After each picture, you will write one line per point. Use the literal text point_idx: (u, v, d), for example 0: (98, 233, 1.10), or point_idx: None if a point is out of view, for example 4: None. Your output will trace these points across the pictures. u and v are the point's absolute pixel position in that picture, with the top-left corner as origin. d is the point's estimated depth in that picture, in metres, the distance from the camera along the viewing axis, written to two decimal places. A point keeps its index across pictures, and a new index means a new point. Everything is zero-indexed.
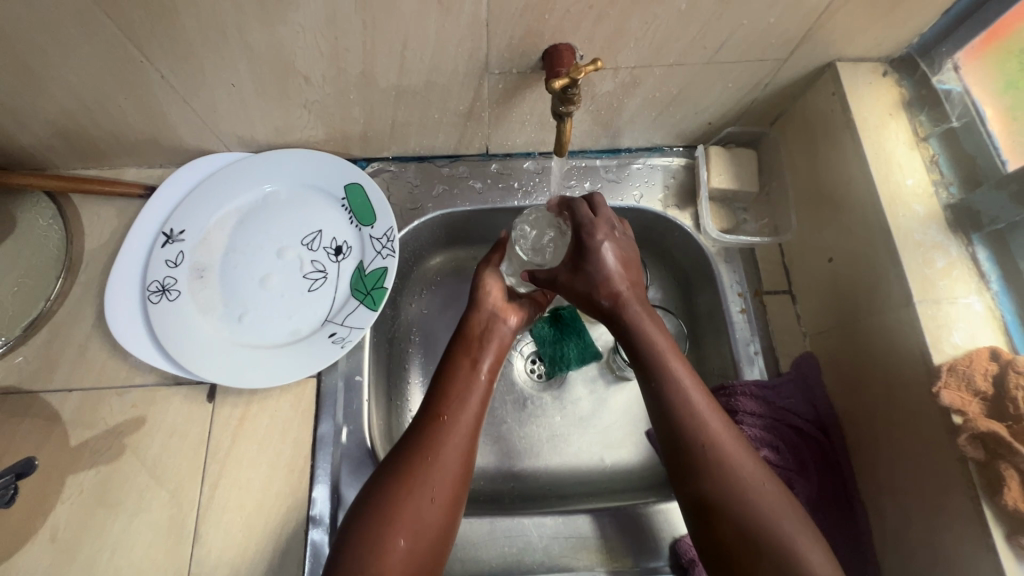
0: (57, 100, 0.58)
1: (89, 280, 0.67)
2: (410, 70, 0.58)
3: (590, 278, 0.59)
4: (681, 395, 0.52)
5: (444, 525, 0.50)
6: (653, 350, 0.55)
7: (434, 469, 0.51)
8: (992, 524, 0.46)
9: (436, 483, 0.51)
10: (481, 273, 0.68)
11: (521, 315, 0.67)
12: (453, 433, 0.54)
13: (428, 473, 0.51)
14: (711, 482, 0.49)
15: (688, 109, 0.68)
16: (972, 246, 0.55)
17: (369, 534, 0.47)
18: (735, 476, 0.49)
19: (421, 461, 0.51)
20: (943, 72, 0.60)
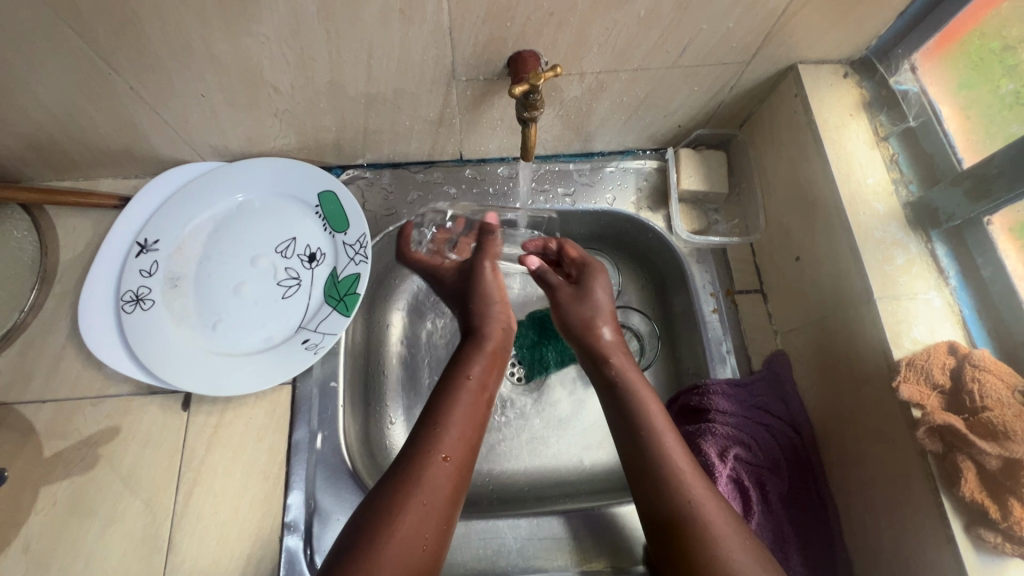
0: (27, 113, 0.58)
1: (64, 291, 0.68)
2: (378, 78, 0.59)
3: (587, 309, 0.66)
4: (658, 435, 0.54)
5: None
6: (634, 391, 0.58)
7: (427, 517, 0.49)
8: (952, 516, 0.46)
9: (429, 533, 0.48)
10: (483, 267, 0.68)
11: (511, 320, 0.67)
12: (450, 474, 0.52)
13: (423, 519, 0.48)
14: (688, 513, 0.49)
15: (657, 112, 0.69)
16: (931, 243, 0.56)
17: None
18: (719, 518, 0.49)
19: (417, 506, 0.49)
20: (901, 73, 0.61)
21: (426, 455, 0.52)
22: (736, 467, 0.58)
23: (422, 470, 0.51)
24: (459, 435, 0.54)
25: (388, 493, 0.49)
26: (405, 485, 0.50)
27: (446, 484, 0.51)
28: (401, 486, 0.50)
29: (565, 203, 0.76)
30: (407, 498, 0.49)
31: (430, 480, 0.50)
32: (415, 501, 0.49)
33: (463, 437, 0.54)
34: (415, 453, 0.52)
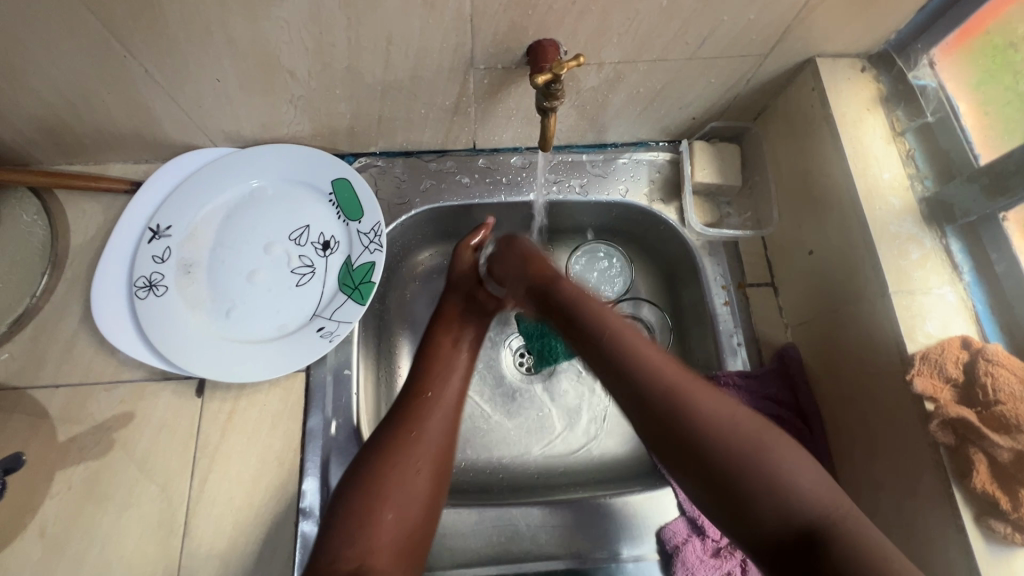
0: (40, 96, 0.58)
1: (75, 275, 0.67)
2: (396, 65, 0.58)
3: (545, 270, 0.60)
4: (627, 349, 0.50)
5: (428, 512, 0.52)
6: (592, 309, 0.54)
7: (418, 451, 0.54)
8: (963, 507, 0.47)
9: (422, 465, 0.53)
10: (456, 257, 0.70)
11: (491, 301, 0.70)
12: (438, 413, 0.57)
13: (414, 451, 0.53)
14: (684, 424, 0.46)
15: (672, 104, 0.69)
16: (945, 238, 0.57)
17: (359, 510, 0.49)
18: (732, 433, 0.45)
19: (408, 439, 0.54)
20: (919, 68, 0.61)
21: (411, 395, 0.58)
22: None
23: (411, 409, 0.57)
24: (442, 380, 0.60)
25: (384, 432, 0.55)
26: (395, 425, 0.55)
27: (436, 421, 0.56)
28: (394, 423, 0.55)
29: (578, 194, 0.75)
30: (399, 435, 0.54)
31: (421, 417, 0.56)
32: (408, 436, 0.54)
33: (445, 381, 0.60)
34: (405, 397, 0.58)
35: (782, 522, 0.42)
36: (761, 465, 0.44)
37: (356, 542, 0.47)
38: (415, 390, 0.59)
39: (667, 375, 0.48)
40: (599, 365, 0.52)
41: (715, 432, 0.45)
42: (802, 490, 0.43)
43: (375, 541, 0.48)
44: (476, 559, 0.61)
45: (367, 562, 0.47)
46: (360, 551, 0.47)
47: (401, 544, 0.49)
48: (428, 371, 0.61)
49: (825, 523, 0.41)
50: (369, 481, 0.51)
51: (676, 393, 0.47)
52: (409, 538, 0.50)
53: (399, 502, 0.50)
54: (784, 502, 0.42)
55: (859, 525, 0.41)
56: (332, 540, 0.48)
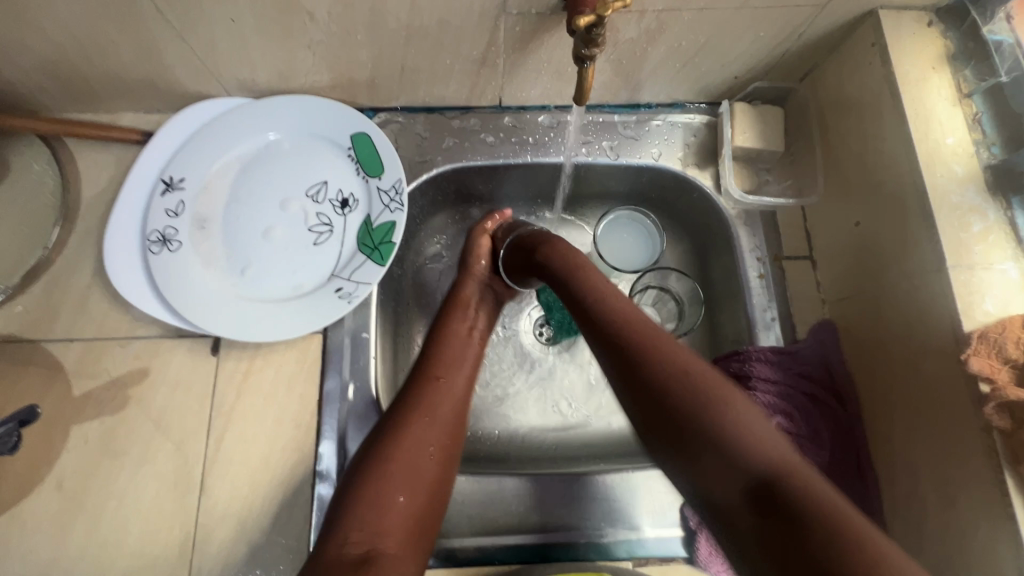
0: (47, 35, 0.54)
1: (86, 228, 0.65)
2: (422, 7, 0.54)
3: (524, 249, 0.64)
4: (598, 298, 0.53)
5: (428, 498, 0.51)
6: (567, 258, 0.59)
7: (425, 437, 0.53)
8: (1014, 494, 0.44)
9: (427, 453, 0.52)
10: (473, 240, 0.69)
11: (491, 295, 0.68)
12: (448, 398, 0.56)
13: (425, 433, 0.53)
14: (652, 369, 0.47)
15: (715, 61, 0.64)
16: (1011, 210, 0.52)
17: (370, 493, 0.48)
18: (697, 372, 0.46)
19: (418, 426, 0.53)
20: (994, 21, 0.55)
21: (422, 380, 0.57)
22: None
23: (422, 396, 0.55)
24: (453, 368, 0.59)
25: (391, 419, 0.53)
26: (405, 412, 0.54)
27: (446, 403, 0.56)
28: (403, 409, 0.54)
29: (608, 156, 0.71)
30: (408, 421, 0.53)
31: (432, 402, 0.55)
32: (416, 422, 0.53)
33: (455, 370, 0.59)
34: (413, 382, 0.57)
35: (733, 484, 0.40)
36: (716, 413, 0.43)
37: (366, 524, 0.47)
38: (423, 377, 0.57)
39: (666, 355, 0.47)
40: (586, 318, 0.53)
41: (693, 396, 0.44)
42: (765, 443, 0.40)
43: (385, 523, 0.48)
44: (494, 528, 0.60)
45: (379, 544, 0.47)
46: (372, 532, 0.47)
47: (412, 528, 0.49)
48: (435, 360, 0.59)
49: (769, 475, 0.38)
50: (378, 466, 0.50)
51: (687, 388, 0.45)
52: (423, 520, 0.50)
53: (410, 485, 0.50)
54: (743, 448, 0.40)
55: (802, 481, 0.38)
56: (344, 522, 0.47)
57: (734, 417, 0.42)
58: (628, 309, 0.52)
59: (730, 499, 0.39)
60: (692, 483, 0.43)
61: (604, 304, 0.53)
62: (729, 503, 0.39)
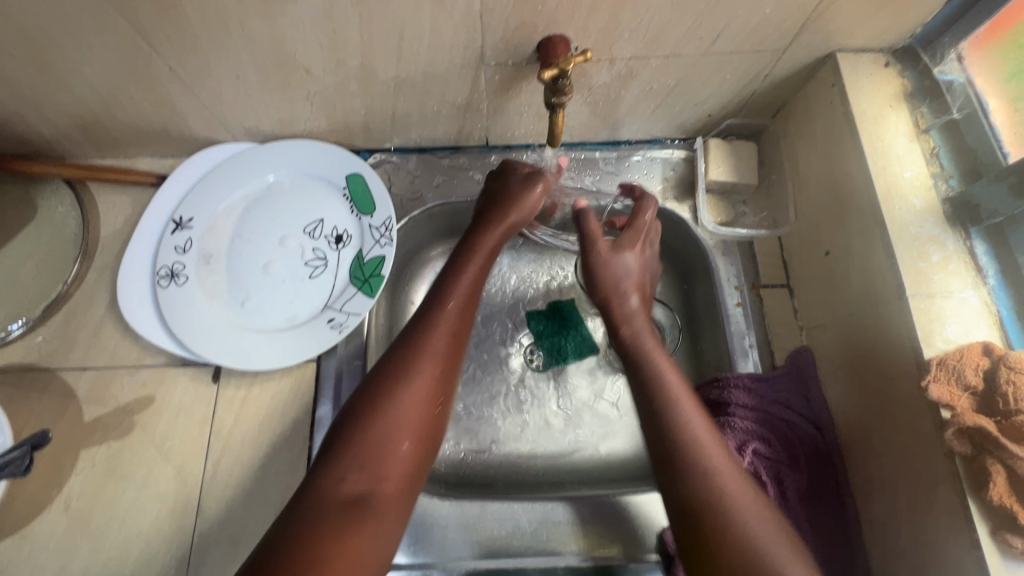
0: (74, 92, 0.61)
1: (104, 264, 0.70)
2: (408, 62, 0.59)
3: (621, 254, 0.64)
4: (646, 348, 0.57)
5: (426, 446, 0.50)
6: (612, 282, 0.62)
7: (430, 385, 0.51)
8: (978, 520, 0.46)
9: (434, 398, 0.51)
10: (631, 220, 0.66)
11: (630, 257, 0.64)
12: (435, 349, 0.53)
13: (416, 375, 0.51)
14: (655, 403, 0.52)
15: (687, 102, 0.68)
16: (970, 240, 0.55)
17: (371, 444, 0.47)
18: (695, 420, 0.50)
19: (425, 372, 0.51)
20: (946, 63, 0.59)
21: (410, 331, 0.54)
22: (754, 462, 0.58)
23: (427, 338, 0.53)
24: (455, 315, 0.56)
25: (396, 364, 0.51)
26: (411, 354, 0.52)
27: (441, 358, 0.53)
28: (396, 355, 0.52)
29: (591, 192, 0.75)
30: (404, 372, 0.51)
31: (430, 353, 0.52)
32: (418, 371, 0.51)
33: (462, 313, 0.56)
34: (413, 333, 0.54)
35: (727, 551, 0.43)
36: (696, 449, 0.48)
37: (366, 467, 0.46)
38: (435, 321, 0.55)
39: (708, 462, 0.48)
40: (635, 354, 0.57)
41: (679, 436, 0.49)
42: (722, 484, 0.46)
43: (384, 469, 0.47)
44: (476, 551, 0.62)
45: (377, 486, 0.46)
46: (371, 475, 0.46)
47: (411, 475, 0.48)
48: (445, 300, 0.56)
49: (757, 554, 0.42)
50: (374, 406, 0.49)
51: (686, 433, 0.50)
52: (420, 466, 0.49)
53: (415, 432, 0.49)
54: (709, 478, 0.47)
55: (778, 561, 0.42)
56: (340, 462, 0.46)
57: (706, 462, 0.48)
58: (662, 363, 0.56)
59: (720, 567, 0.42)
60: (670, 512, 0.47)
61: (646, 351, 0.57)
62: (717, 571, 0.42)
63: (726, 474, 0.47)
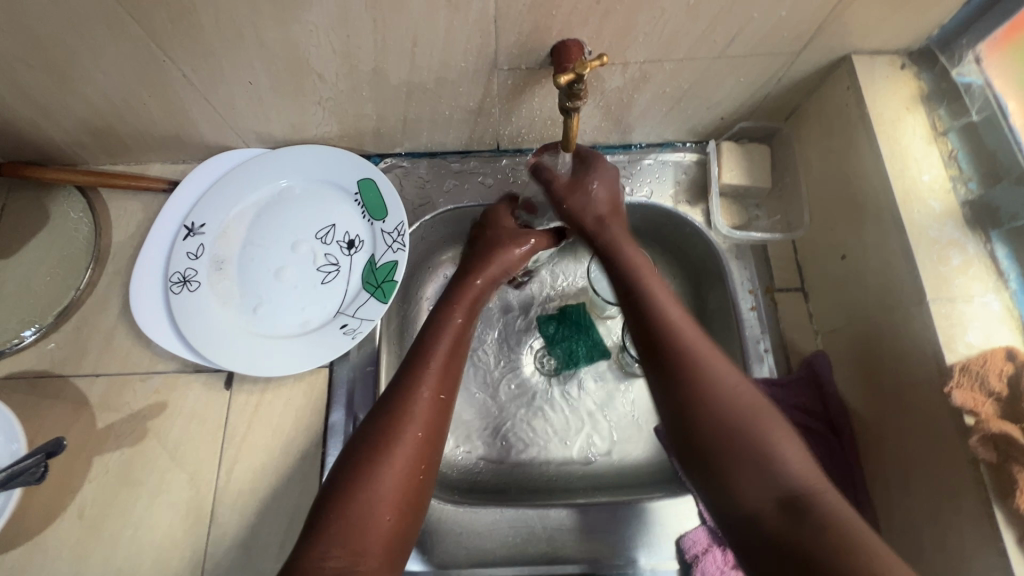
0: (87, 99, 0.61)
1: (116, 270, 0.70)
2: (421, 67, 0.59)
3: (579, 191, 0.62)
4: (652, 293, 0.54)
5: (409, 514, 0.49)
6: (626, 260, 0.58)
7: (410, 453, 0.50)
8: (1004, 528, 0.45)
9: (415, 465, 0.50)
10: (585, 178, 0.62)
11: (599, 187, 0.62)
12: (418, 415, 0.52)
13: (400, 442, 0.50)
14: (692, 380, 0.48)
15: (700, 105, 0.68)
16: (990, 243, 0.54)
17: (350, 519, 0.46)
18: (731, 388, 0.47)
19: (408, 439, 0.50)
20: (964, 65, 0.58)
21: (394, 393, 0.53)
22: None
23: (411, 401, 0.52)
24: (439, 377, 0.55)
25: (380, 428, 0.51)
26: (397, 418, 0.51)
27: (425, 421, 0.52)
28: (380, 421, 0.51)
29: None
30: (388, 437, 0.50)
31: (414, 417, 0.52)
32: (401, 439, 0.50)
33: (444, 375, 0.55)
34: (397, 394, 0.53)
35: (771, 497, 0.43)
36: (755, 433, 0.45)
37: (347, 541, 0.45)
38: (416, 384, 0.54)
39: (749, 419, 0.46)
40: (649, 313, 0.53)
41: (733, 421, 0.46)
42: (787, 468, 0.44)
43: (365, 543, 0.46)
44: (491, 559, 0.61)
45: (357, 563, 0.45)
46: (351, 551, 0.45)
47: (391, 548, 0.47)
48: (429, 361, 0.55)
49: (806, 498, 0.42)
50: (357, 477, 0.48)
51: (733, 414, 0.46)
52: (402, 538, 0.48)
53: (395, 503, 0.48)
54: (773, 471, 0.44)
55: (832, 503, 0.42)
56: (321, 537, 0.45)
57: (768, 444, 0.45)
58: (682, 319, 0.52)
59: (765, 513, 0.43)
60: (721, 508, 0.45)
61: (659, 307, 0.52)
62: (762, 515, 0.43)
63: (794, 458, 0.45)
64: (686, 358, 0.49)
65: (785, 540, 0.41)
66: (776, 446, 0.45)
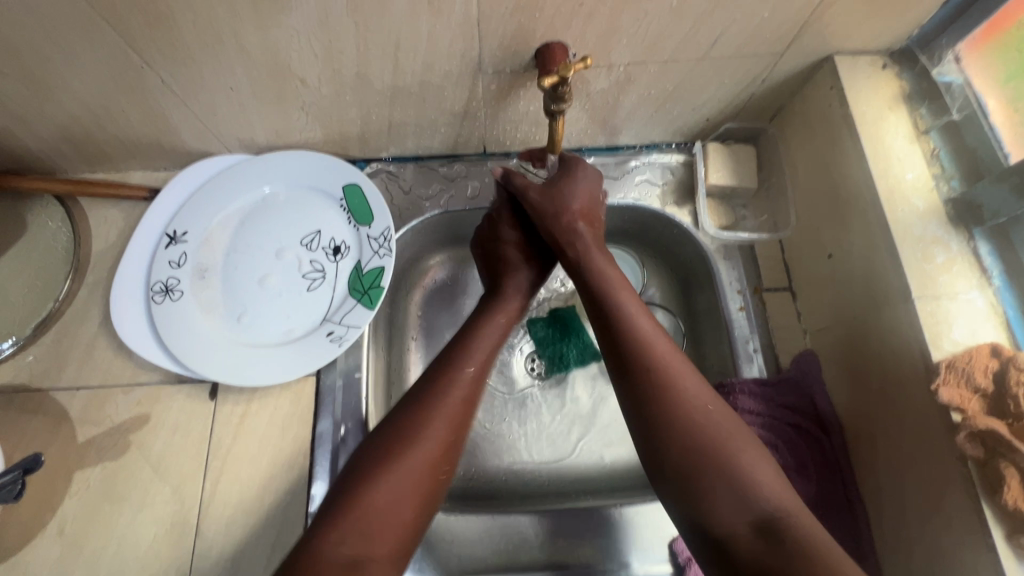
0: (63, 106, 0.59)
1: (96, 280, 0.69)
2: (405, 71, 0.58)
3: (561, 201, 0.62)
4: (623, 312, 0.55)
5: (425, 509, 0.49)
6: (603, 280, 0.58)
7: (437, 448, 0.50)
8: (992, 525, 0.45)
9: (440, 461, 0.50)
10: (566, 183, 0.63)
11: (578, 193, 0.62)
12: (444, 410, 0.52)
13: (425, 439, 0.50)
14: (655, 405, 0.49)
15: (685, 106, 0.68)
16: (973, 241, 0.55)
17: (370, 507, 0.46)
18: (700, 409, 0.49)
19: (433, 437, 0.51)
20: (943, 64, 0.59)
21: (429, 386, 0.54)
22: None
23: (439, 401, 0.53)
24: (472, 378, 0.55)
25: (409, 422, 0.51)
26: (427, 412, 0.52)
27: (454, 416, 0.52)
28: (410, 416, 0.51)
29: None
30: (416, 431, 0.50)
31: (443, 411, 0.52)
32: (425, 435, 0.50)
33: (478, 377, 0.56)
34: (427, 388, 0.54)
35: (742, 518, 0.44)
36: (723, 453, 0.46)
37: (365, 528, 0.45)
38: (449, 382, 0.54)
39: (722, 438, 0.47)
40: (620, 335, 0.54)
41: (703, 442, 0.47)
42: (759, 490, 0.44)
43: (381, 531, 0.46)
44: (484, 566, 0.61)
45: (369, 550, 0.45)
46: (365, 538, 0.45)
47: (403, 541, 0.47)
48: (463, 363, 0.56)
49: (777, 516, 0.43)
50: (379, 468, 0.48)
51: (704, 434, 0.47)
52: (415, 532, 0.48)
53: (415, 496, 0.48)
54: (747, 493, 0.44)
55: (808, 528, 0.42)
56: (337, 525, 0.45)
57: (738, 466, 0.46)
58: (650, 337, 0.53)
59: (737, 534, 0.43)
60: (694, 532, 0.46)
61: (632, 328, 0.54)
62: (735, 537, 0.43)
63: (767, 481, 0.45)
64: (655, 378, 0.50)
65: (759, 561, 0.41)
66: (748, 466, 0.46)
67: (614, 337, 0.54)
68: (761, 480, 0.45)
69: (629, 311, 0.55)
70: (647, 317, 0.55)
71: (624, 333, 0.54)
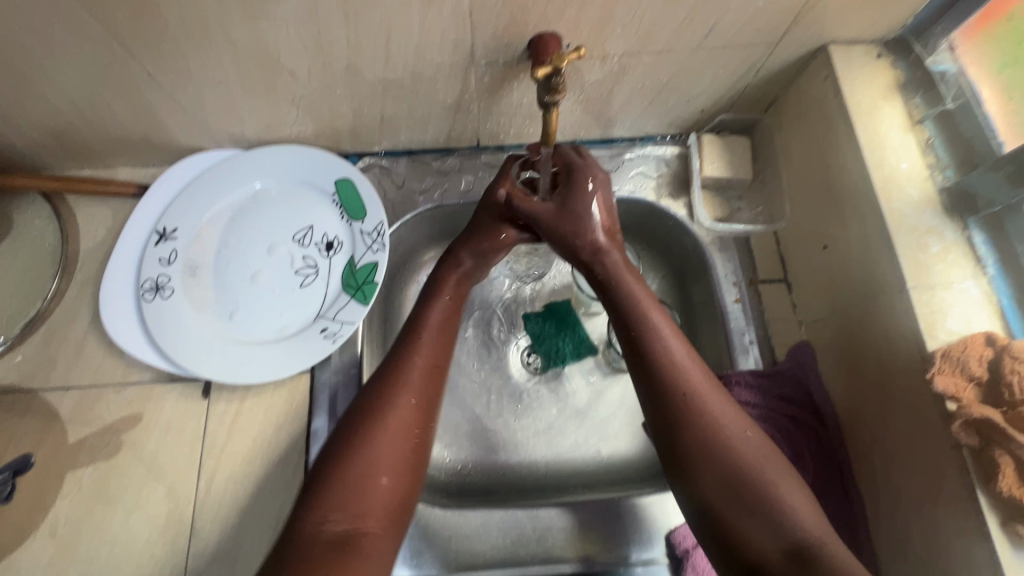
0: (47, 101, 0.58)
1: (85, 278, 0.68)
2: (396, 63, 0.58)
3: (578, 218, 0.60)
4: (650, 333, 0.53)
5: (408, 484, 0.49)
6: (631, 300, 0.56)
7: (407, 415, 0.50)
8: (987, 512, 0.45)
9: (411, 427, 0.50)
10: (583, 197, 0.60)
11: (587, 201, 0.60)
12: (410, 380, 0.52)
13: (395, 410, 0.50)
14: (687, 432, 0.48)
15: (680, 97, 0.67)
16: (968, 230, 0.55)
17: (349, 479, 0.46)
18: (734, 434, 0.48)
19: (402, 407, 0.50)
20: (938, 53, 0.59)
21: (393, 358, 0.54)
22: None
23: (403, 372, 0.52)
24: (434, 345, 0.55)
25: (374, 396, 0.51)
26: (391, 382, 0.51)
27: (422, 385, 0.52)
28: (376, 389, 0.51)
29: None
30: (385, 403, 0.50)
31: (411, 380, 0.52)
32: (394, 405, 0.50)
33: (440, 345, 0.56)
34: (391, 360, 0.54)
35: (773, 543, 0.43)
36: (754, 478, 0.46)
37: (348, 501, 0.45)
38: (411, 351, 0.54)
39: (754, 463, 0.46)
40: (649, 356, 0.52)
41: (739, 469, 0.46)
42: (792, 517, 0.44)
43: (366, 503, 0.45)
44: (482, 562, 0.60)
45: (360, 524, 0.45)
46: (351, 513, 0.45)
47: (392, 511, 0.47)
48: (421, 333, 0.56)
49: (809, 546, 0.42)
50: (351, 440, 0.48)
51: (735, 458, 0.46)
52: (404, 505, 0.48)
53: (394, 464, 0.48)
54: (778, 519, 0.44)
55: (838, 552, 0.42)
56: (318, 504, 0.44)
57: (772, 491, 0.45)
58: (684, 359, 0.51)
59: (769, 561, 0.43)
60: (724, 554, 0.45)
61: (661, 349, 0.52)
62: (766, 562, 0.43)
63: (800, 506, 0.44)
64: (686, 403, 0.49)
65: None
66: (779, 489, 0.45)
67: (642, 358, 0.52)
68: (794, 504, 0.44)
69: (658, 329, 0.53)
70: (676, 335, 0.53)
71: (651, 353, 0.52)
